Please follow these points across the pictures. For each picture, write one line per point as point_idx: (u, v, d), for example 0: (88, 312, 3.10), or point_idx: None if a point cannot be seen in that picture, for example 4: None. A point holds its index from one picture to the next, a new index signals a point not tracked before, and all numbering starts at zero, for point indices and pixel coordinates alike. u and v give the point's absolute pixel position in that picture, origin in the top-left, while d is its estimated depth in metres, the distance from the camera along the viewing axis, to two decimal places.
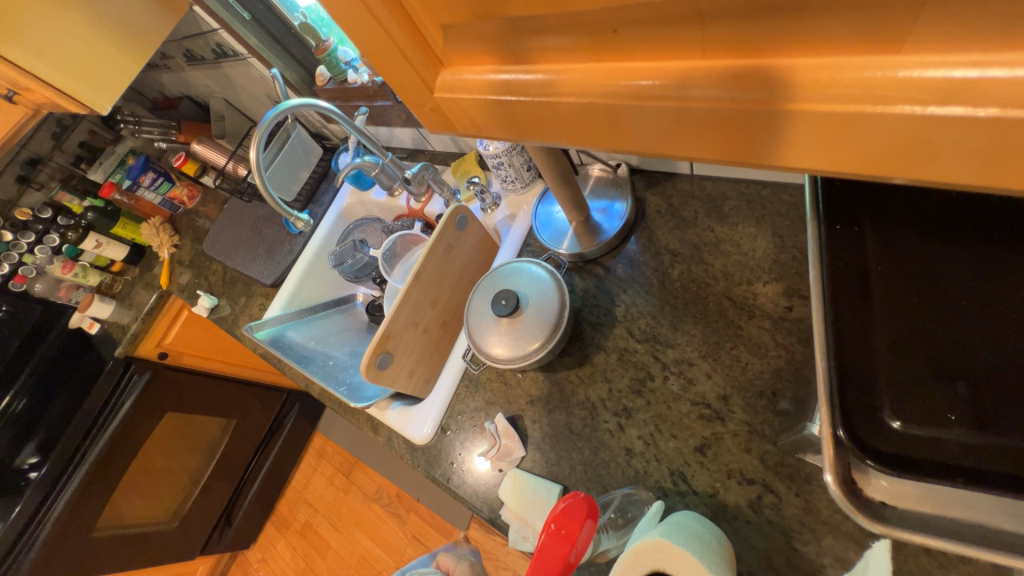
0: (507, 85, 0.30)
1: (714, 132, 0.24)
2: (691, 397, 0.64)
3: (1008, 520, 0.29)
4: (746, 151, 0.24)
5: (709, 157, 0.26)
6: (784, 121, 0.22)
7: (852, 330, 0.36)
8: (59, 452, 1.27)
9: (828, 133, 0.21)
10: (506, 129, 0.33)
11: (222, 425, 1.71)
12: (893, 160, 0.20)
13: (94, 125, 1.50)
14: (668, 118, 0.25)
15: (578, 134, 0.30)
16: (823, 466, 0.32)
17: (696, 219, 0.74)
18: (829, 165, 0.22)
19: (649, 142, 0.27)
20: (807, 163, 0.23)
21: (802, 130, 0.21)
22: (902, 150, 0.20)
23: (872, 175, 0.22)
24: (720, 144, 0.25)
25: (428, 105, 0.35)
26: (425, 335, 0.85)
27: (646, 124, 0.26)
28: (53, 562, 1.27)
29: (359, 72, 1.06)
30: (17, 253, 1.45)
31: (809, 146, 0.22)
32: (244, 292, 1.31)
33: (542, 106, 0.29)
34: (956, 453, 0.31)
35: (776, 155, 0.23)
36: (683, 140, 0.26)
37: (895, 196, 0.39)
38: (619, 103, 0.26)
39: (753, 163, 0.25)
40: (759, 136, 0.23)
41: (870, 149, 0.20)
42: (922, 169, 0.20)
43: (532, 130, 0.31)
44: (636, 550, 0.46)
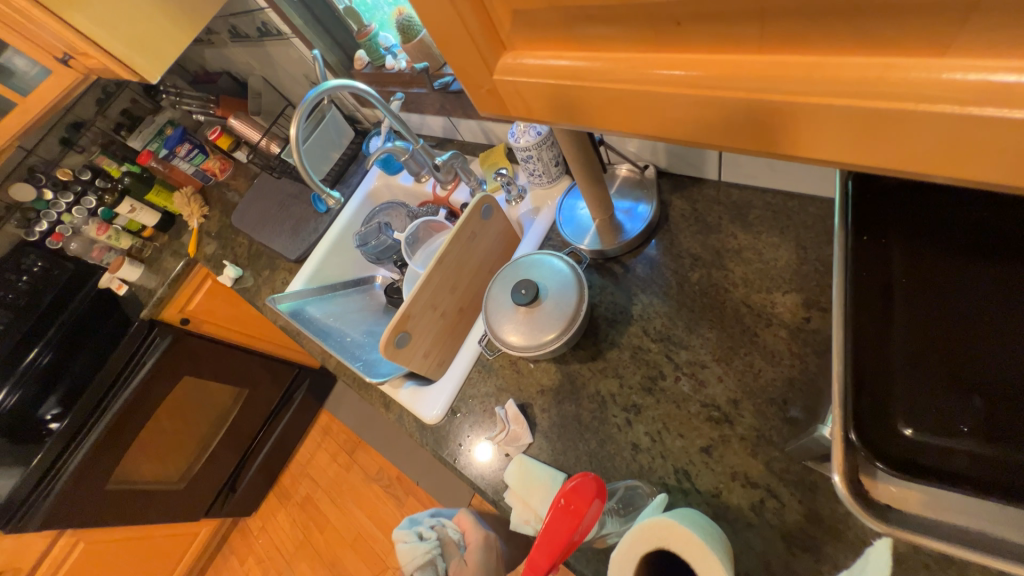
0: (565, 71, 0.31)
1: (760, 122, 0.26)
2: (700, 399, 0.65)
3: (1010, 529, 0.29)
4: (789, 143, 0.26)
5: (755, 149, 0.28)
6: (826, 115, 0.23)
7: (872, 339, 0.37)
8: (79, 407, 1.32)
9: (867, 130, 0.22)
10: (562, 113, 0.35)
11: (234, 394, 1.78)
12: (927, 156, 0.21)
13: (136, 93, 1.57)
14: (715, 108, 0.27)
15: (625, 118, 0.31)
16: (831, 465, 0.33)
17: (720, 225, 0.74)
18: (866, 158, 0.24)
19: (692, 130, 0.29)
20: (844, 155, 0.24)
21: (845, 125, 0.23)
22: (936, 149, 0.21)
23: (906, 171, 0.23)
24: (762, 135, 0.26)
25: (485, 87, 0.37)
26: (442, 319, 0.87)
27: (695, 113, 0.28)
28: (69, 507, 1.33)
29: (398, 58, 1.08)
30: (55, 212, 1.52)
31: (849, 141, 0.23)
32: (268, 265, 1.35)
33: (593, 90, 0.31)
34: (965, 464, 0.32)
35: (814, 147, 0.25)
36: (732, 131, 0.27)
37: (927, 211, 0.39)
38: (670, 91, 0.28)
39: (799, 155, 0.26)
40: (800, 129, 0.25)
41: (909, 146, 0.21)
42: (960, 169, 0.21)
43: (586, 113, 0.33)
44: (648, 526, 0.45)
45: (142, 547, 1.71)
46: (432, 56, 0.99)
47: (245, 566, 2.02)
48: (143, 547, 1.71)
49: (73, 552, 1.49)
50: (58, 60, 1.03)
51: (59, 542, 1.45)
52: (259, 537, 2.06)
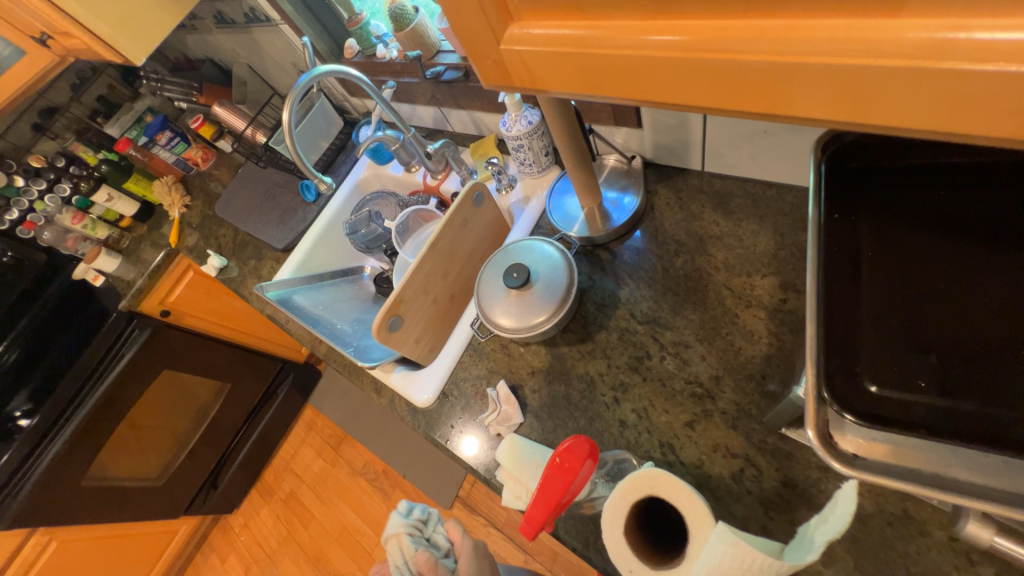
0: (568, 39, 0.33)
1: (746, 83, 0.28)
2: (685, 376, 0.68)
3: (966, 470, 0.33)
4: (771, 104, 0.29)
5: (740, 109, 0.31)
6: (802, 73, 0.26)
7: (842, 306, 0.40)
8: (52, 403, 1.28)
9: (839, 87, 0.25)
10: (564, 81, 0.37)
11: (214, 389, 1.74)
12: (895, 108, 0.25)
13: (114, 80, 1.54)
14: (705, 71, 0.29)
15: (624, 84, 0.34)
16: (805, 421, 0.37)
17: (702, 214, 0.78)
18: (841, 115, 0.27)
19: (685, 94, 0.32)
20: (822, 111, 0.27)
21: (817, 81, 0.26)
22: (896, 99, 0.24)
23: (871, 123, 0.26)
24: (747, 96, 0.29)
25: (491, 57, 0.38)
26: (434, 304, 0.89)
27: (689, 76, 0.30)
28: (41, 501, 1.30)
29: (389, 47, 1.08)
30: (27, 200, 1.46)
31: (818, 98, 0.26)
32: (254, 255, 1.33)
33: (592, 57, 0.33)
34: (922, 414, 0.35)
35: (794, 105, 0.28)
36: (719, 94, 0.30)
37: (891, 192, 0.43)
38: (664, 56, 0.30)
39: (776, 114, 0.29)
40: (781, 91, 0.28)
41: (871, 98, 0.25)
42: (911, 117, 0.24)
43: (588, 80, 0.35)
44: (638, 474, 0.43)
45: (118, 546, 1.66)
46: (425, 45, 0.98)
47: (226, 563, 1.99)
48: (118, 546, 1.66)
49: (45, 552, 1.44)
50: (36, 40, 1.01)
51: (30, 542, 1.40)
52: (240, 535, 2.02)
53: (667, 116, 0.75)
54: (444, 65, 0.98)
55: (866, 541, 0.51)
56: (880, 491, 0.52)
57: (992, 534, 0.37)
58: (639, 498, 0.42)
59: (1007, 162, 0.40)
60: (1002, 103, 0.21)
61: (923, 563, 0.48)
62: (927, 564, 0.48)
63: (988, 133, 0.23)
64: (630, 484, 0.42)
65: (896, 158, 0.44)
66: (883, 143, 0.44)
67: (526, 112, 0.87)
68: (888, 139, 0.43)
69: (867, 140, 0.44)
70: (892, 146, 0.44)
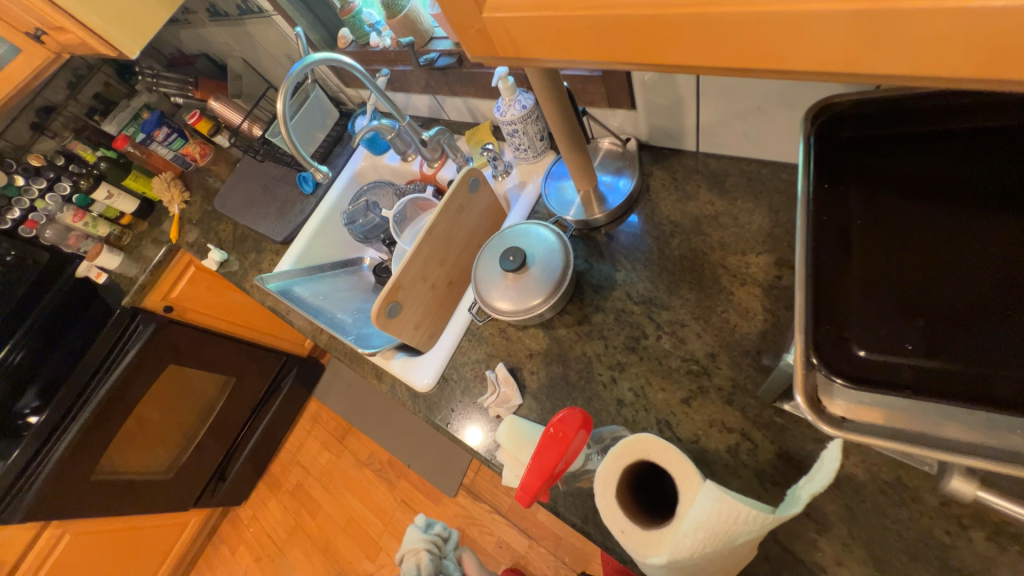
0: (550, 4, 0.34)
1: (735, 38, 0.29)
2: (681, 354, 0.69)
3: (953, 427, 0.33)
4: (755, 58, 0.30)
5: (724, 65, 0.32)
6: (783, 23, 0.27)
7: (831, 274, 0.40)
8: (59, 400, 1.30)
9: (836, 35, 0.26)
10: (548, 47, 0.37)
11: (220, 384, 1.76)
12: (881, 54, 0.26)
13: (110, 77, 1.53)
14: (689, 28, 0.30)
15: (610, 49, 0.35)
16: (794, 386, 0.37)
17: (698, 193, 0.78)
18: (838, 63, 0.28)
19: (676, 53, 0.32)
20: (817, 61, 0.28)
21: (796, 29, 0.27)
22: (875, 42, 0.26)
23: (853, 70, 0.28)
24: (737, 51, 0.30)
25: (476, 27, 0.39)
26: (432, 291, 0.90)
27: (674, 34, 0.31)
28: (54, 494, 1.33)
29: (382, 35, 1.07)
30: (28, 199, 1.47)
31: (800, 47, 0.28)
32: (254, 249, 1.34)
33: (575, 20, 0.34)
34: (909, 375, 0.36)
35: (785, 57, 0.29)
36: (704, 50, 0.31)
37: (881, 161, 0.43)
38: (647, 13, 0.31)
39: (760, 67, 0.31)
40: (774, 42, 0.28)
41: (853, 43, 0.26)
42: (887, 59, 0.26)
43: (575, 46, 0.36)
44: (630, 441, 0.44)
45: (130, 538, 1.70)
46: (418, 32, 0.98)
47: (236, 555, 2.02)
48: (130, 538, 1.70)
49: (59, 544, 1.47)
50: (30, 36, 1.01)
51: (43, 535, 1.42)
52: (249, 526, 2.05)
53: (661, 97, 0.75)
54: (437, 51, 0.98)
55: (859, 509, 0.52)
56: (873, 460, 0.53)
57: (976, 489, 0.38)
58: (630, 463, 0.43)
59: (994, 128, 0.40)
60: (972, 36, 0.23)
61: (915, 528, 0.49)
62: (919, 529, 0.49)
63: (958, 70, 0.25)
64: (620, 450, 0.43)
65: (887, 127, 0.44)
66: (873, 112, 0.44)
67: (520, 96, 0.86)
68: (877, 109, 0.44)
69: (857, 110, 0.44)
70: (883, 115, 0.44)
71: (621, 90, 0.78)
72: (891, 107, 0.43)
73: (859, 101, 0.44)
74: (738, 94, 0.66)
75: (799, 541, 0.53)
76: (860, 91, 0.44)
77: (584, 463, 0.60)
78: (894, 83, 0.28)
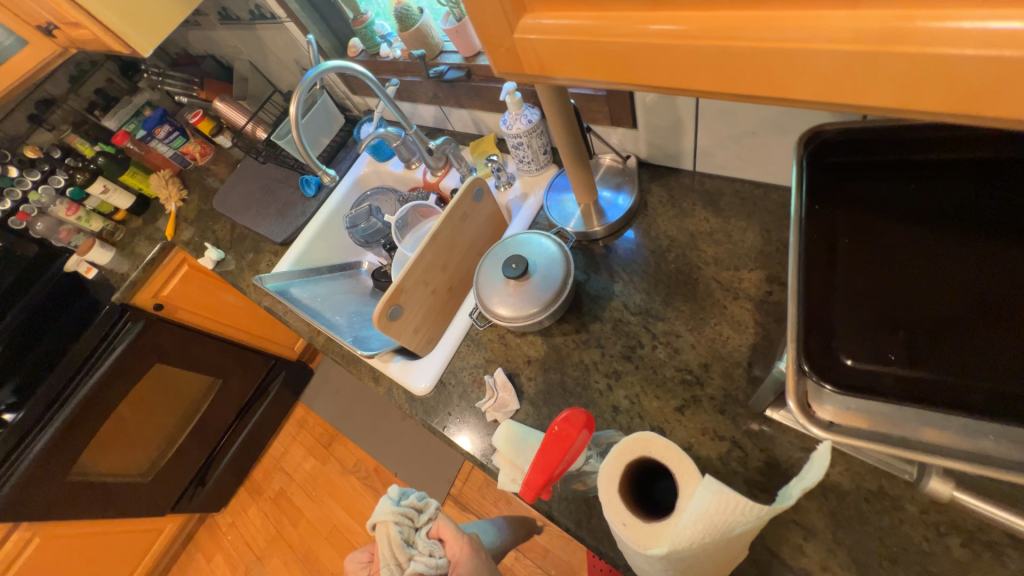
0: (578, 29, 0.37)
1: (743, 68, 0.32)
2: (676, 363, 0.71)
3: (933, 432, 0.36)
4: (760, 87, 0.33)
5: (732, 92, 0.34)
6: (784, 59, 0.30)
7: (820, 289, 0.43)
8: (39, 397, 1.27)
9: (831, 72, 0.29)
10: (573, 67, 0.40)
11: (206, 387, 1.75)
12: (873, 91, 0.28)
13: (113, 73, 1.54)
14: (701, 56, 0.33)
15: (630, 72, 0.37)
16: (786, 392, 0.40)
17: (693, 211, 0.81)
18: (835, 96, 0.30)
19: (686, 77, 0.35)
20: (813, 94, 0.31)
21: (794, 64, 0.30)
22: (867, 80, 0.28)
23: (848, 103, 0.30)
24: (741, 78, 0.33)
25: (505, 46, 0.41)
26: (433, 295, 0.91)
27: (689, 61, 0.34)
28: (27, 493, 1.28)
29: (393, 46, 1.10)
30: (20, 190, 1.45)
31: (800, 80, 0.30)
32: (252, 249, 1.34)
33: (599, 45, 0.36)
34: (892, 383, 0.38)
35: (786, 88, 0.32)
36: (713, 78, 0.34)
37: (867, 185, 0.46)
38: (664, 42, 0.33)
39: (765, 96, 0.33)
40: (774, 73, 0.31)
41: (849, 79, 0.29)
42: (879, 95, 0.28)
43: (598, 68, 0.39)
44: (632, 439, 0.46)
45: (102, 543, 1.64)
46: (428, 45, 1.01)
47: (212, 563, 1.96)
48: (102, 543, 1.64)
49: (28, 547, 1.41)
50: (40, 30, 1.02)
51: (12, 537, 1.37)
52: (227, 534, 1.99)
53: (661, 118, 0.79)
54: (446, 64, 1.01)
55: (843, 516, 0.54)
56: (857, 469, 0.56)
57: (951, 488, 0.43)
58: (632, 461, 0.45)
59: (967, 159, 0.44)
60: (955, 79, 0.25)
61: (897, 536, 0.52)
62: (900, 536, 0.51)
63: (942, 108, 0.27)
64: (623, 447, 0.45)
65: (871, 155, 0.47)
66: (859, 140, 0.47)
67: (526, 111, 0.89)
68: (863, 137, 0.47)
69: (845, 137, 0.47)
70: (867, 143, 0.47)
71: (623, 109, 0.82)
72: (874, 136, 0.47)
73: (846, 130, 0.47)
74: (735, 118, 0.70)
75: (786, 547, 0.55)
76: (846, 121, 0.48)
77: (581, 466, 0.62)
78: (885, 116, 0.31)
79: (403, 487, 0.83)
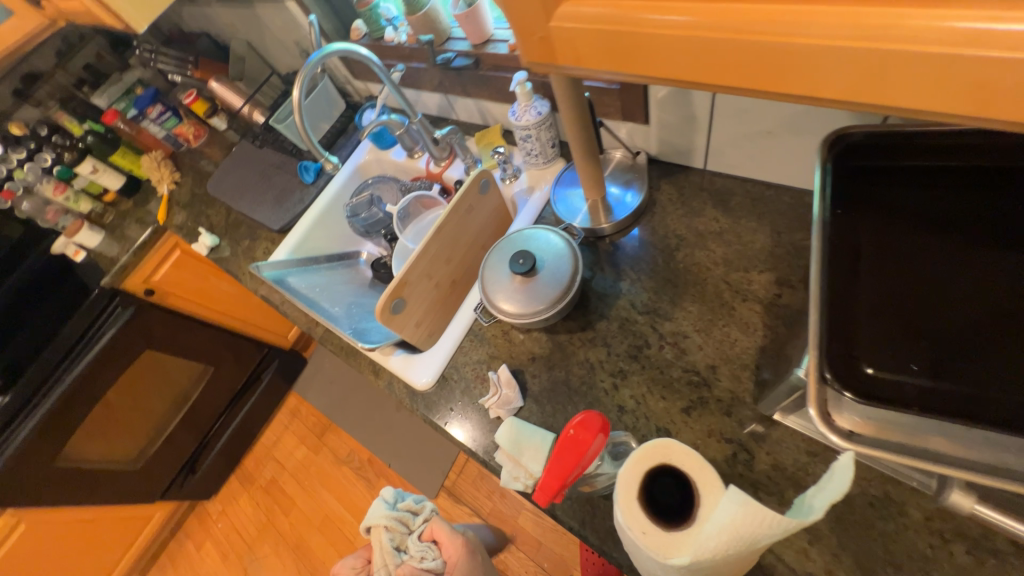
0: (622, 17, 0.35)
1: (791, 64, 0.31)
2: (682, 364, 0.70)
3: (955, 445, 0.35)
4: (806, 84, 0.32)
5: (775, 87, 0.34)
6: (836, 56, 0.29)
7: (842, 295, 0.42)
8: (24, 382, 1.24)
9: (884, 70, 0.28)
10: (609, 59, 0.39)
11: (197, 374, 1.71)
12: (925, 92, 0.28)
13: (102, 48, 1.47)
14: (747, 50, 0.32)
15: (671, 65, 0.36)
16: (807, 399, 0.39)
17: (704, 210, 0.80)
18: (884, 95, 0.30)
19: (726, 73, 0.34)
20: (859, 93, 0.30)
21: (844, 63, 0.29)
22: (922, 80, 0.28)
23: (896, 104, 0.30)
24: (783, 76, 0.32)
25: (540, 33, 0.40)
26: (436, 289, 0.90)
27: (734, 55, 0.33)
28: (13, 478, 1.26)
29: (398, 31, 1.07)
30: (6, 168, 1.40)
31: (849, 78, 0.30)
32: (248, 236, 1.30)
33: (642, 36, 0.35)
34: (914, 394, 0.38)
35: (833, 87, 0.31)
36: (757, 73, 0.33)
37: (890, 191, 0.46)
38: (710, 35, 0.32)
39: (809, 94, 0.33)
40: (821, 71, 0.31)
41: (901, 79, 0.28)
42: (931, 97, 0.28)
43: (637, 60, 0.37)
44: (652, 445, 0.46)
45: (90, 530, 1.62)
46: (437, 30, 0.98)
47: (202, 550, 1.95)
48: (92, 529, 1.62)
49: (14, 533, 1.39)
50: None
51: None
52: (217, 522, 1.98)
53: (675, 114, 0.78)
54: (454, 51, 0.98)
55: (849, 521, 0.54)
56: (863, 474, 0.56)
57: (973, 502, 0.43)
58: (651, 467, 0.45)
59: (989, 170, 0.44)
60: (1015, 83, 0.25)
61: (901, 542, 0.52)
62: (904, 542, 0.52)
63: (995, 113, 0.27)
64: (643, 453, 0.45)
65: (894, 160, 0.47)
66: (883, 144, 0.47)
67: (536, 102, 0.87)
68: (887, 142, 0.46)
69: (869, 141, 0.47)
70: (890, 148, 0.46)
71: (636, 104, 0.80)
72: (899, 141, 0.46)
73: (870, 133, 0.46)
74: (751, 117, 0.69)
75: (790, 551, 0.55)
76: (871, 125, 0.47)
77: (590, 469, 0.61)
78: (933, 118, 0.30)
79: (398, 491, 0.96)
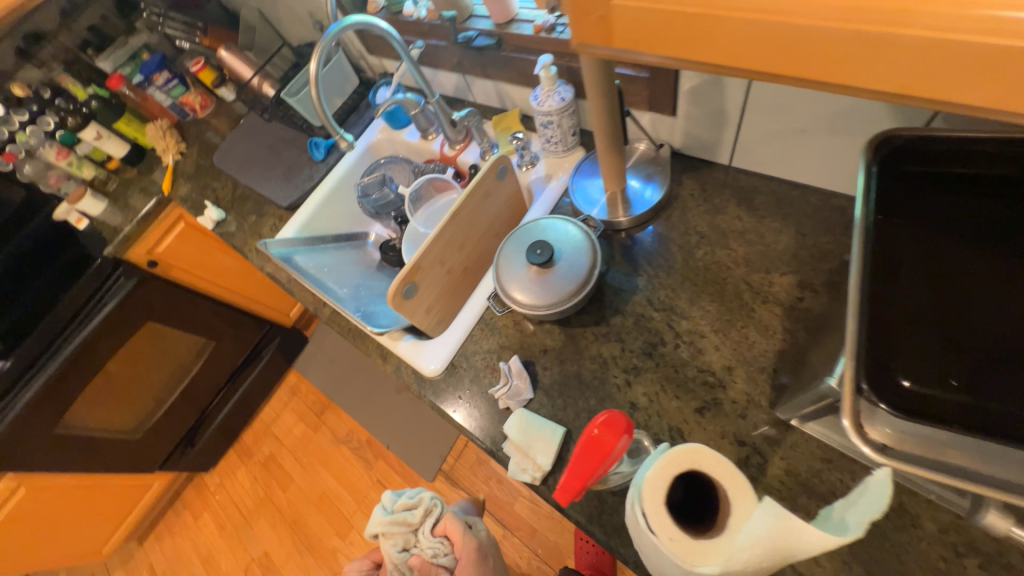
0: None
1: (854, 55, 0.30)
2: (698, 364, 0.69)
3: (994, 465, 0.34)
4: (864, 78, 0.31)
5: (828, 81, 0.33)
6: (904, 47, 0.29)
7: (880, 304, 0.41)
8: (27, 347, 1.24)
9: (951, 63, 0.28)
10: (664, 43, 0.37)
11: (198, 348, 1.71)
12: (984, 89, 0.28)
13: (108, 11, 1.42)
14: (810, 39, 0.31)
15: (731, 52, 0.35)
16: (842, 410, 0.37)
17: (727, 208, 0.78)
18: (944, 91, 0.29)
19: (786, 62, 0.33)
20: (917, 88, 0.30)
21: (910, 55, 0.29)
22: (986, 76, 0.28)
23: (953, 100, 0.30)
24: (843, 68, 0.31)
25: (597, 13, 0.37)
26: (447, 275, 0.88)
27: (797, 43, 0.32)
28: (14, 443, 1.26)
29: (417, 5, 1.04)
30: (8, 130, 1.37)
31: (911, 71, 0.29)
32: (255, 211, 1.27)
33: (705, 18, 0.33)
34: (951, 410, 0.37)
35: (892, 80, 0.31)
36: (813, 65, 0.32)
37: (934, 199, 0.44)
38: (776, 20, 0.31)
39: (862, 88, 0.32)
40: (889, 64, 0.30)
41: (966, 73, 0.28)
42: (993, 93, 0.28)
43: (695, 45, 0.35)
44: (679, 450, 0.44)
45: (88, 497, 1.62)
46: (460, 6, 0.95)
47: (199, 521, 1.97)
48: (91, 496, 1.63)
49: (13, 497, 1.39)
50: None
51: None
52: (215, 495, 2.00)
53: (704, 107, 0.75)
54: (476, 29, 0.95)
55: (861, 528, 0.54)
56: None
57: (1010, 524, 0.43)
58: (677, 473, 0.43)
59: None
60: None
61: (914, 552, 0.52)
62: (917, 553, 0.51)
63: None
64: (670, 459, 0.43)
65: (940, 167, 0.45)
66: (931, 149, 0.45)
67: (560, 88, 0.84)
68: (936, 148, 0.45)
69: (916, 146, 0.45)
70: (938, 154, 0.45)
71: (665, 93, 0.78)
72: (948, 147, 0.44)
73: (919, 138, 0.44)
74: (785, 113, 0.67)
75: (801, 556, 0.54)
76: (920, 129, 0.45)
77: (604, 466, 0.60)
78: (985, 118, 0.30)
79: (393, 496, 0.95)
